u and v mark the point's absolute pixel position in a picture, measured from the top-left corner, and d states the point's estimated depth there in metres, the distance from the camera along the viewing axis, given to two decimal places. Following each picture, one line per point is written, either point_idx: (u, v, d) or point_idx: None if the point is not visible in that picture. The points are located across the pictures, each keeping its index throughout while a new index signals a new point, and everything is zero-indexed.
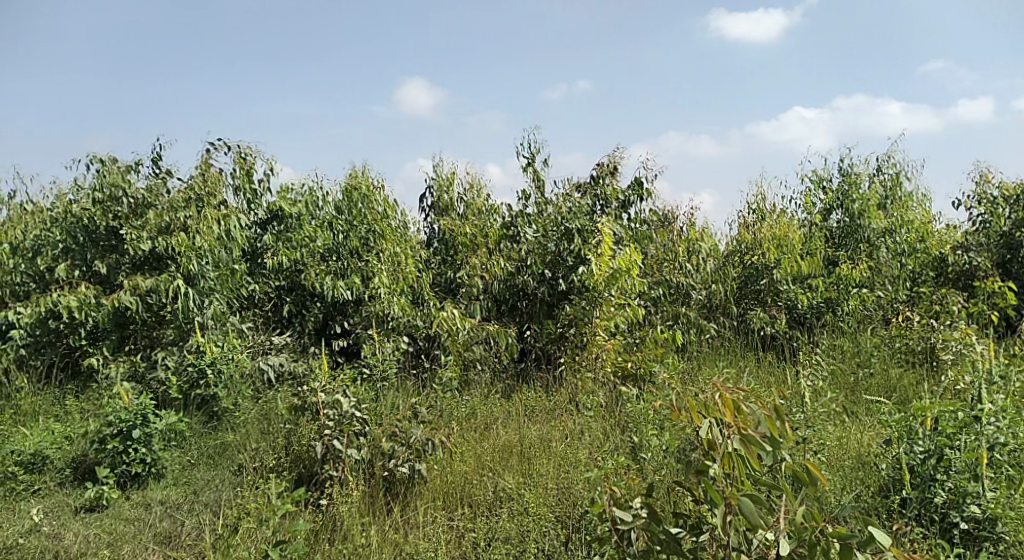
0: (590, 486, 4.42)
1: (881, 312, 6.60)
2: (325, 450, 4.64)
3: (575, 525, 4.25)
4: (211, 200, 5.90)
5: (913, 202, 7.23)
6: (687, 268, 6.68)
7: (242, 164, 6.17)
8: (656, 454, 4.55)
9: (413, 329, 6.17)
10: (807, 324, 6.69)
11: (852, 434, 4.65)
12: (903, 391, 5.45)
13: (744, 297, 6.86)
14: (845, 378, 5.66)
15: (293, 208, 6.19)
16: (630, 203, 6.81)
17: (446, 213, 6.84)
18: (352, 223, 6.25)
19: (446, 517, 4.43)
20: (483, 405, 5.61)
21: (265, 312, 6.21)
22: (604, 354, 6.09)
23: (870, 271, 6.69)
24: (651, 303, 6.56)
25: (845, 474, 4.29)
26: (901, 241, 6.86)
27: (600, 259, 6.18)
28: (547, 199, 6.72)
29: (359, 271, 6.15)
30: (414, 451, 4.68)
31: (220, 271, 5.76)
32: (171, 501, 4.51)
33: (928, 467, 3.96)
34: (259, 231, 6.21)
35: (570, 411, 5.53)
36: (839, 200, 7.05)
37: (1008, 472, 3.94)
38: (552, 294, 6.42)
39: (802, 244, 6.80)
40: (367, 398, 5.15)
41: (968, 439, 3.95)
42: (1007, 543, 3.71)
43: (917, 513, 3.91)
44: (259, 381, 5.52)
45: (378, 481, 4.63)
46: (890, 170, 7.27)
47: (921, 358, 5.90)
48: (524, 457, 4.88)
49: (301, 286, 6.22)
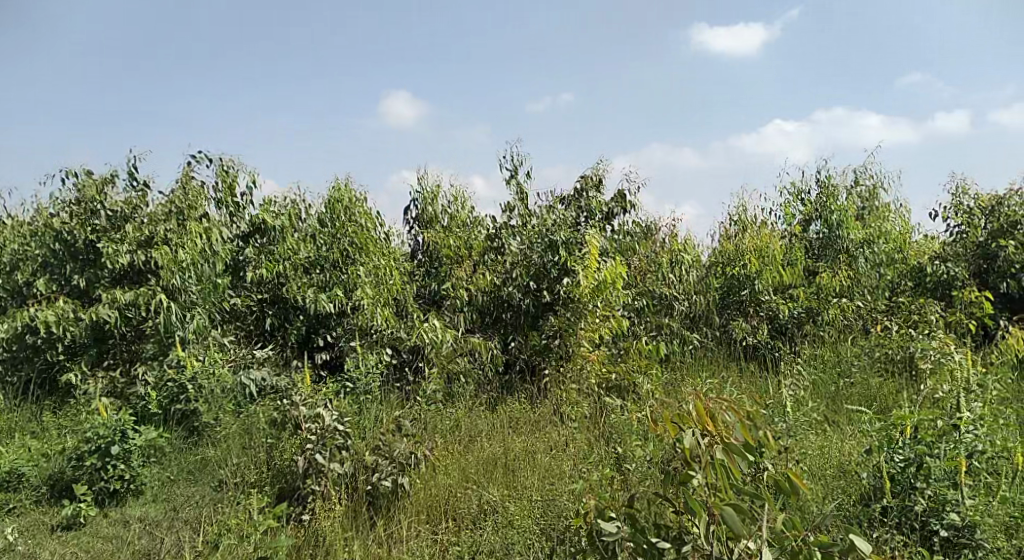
0: (575, 499, 4.39)
1: (860, 322, 6.63)
2: (307, 465, 4.59)
3: (559, 537, 4.19)
4: (192, 213, 5.86)
5: (891, 212, 7.26)
6: (671, 278, 6.75)
7: (223, 177, 6.14)
8: (640, 465, 4.56)
9: (396, 342, 6.15)
10: (787, 333, 6.73)
11: (833, 443, 4.63)
12: (883, 400, 5.47)
13: (726, 308, 6.88)
14: (826, 388, 5.70)
15: (276, 221, 6.13)
16: (614, 214, 6.85)
17: (430, 225, 6.83)
18: (334, 235, 6.24)
19: (430, 531, 4.43)
20: (466, 417, 5.62)
21: (247, 325, 6.16)
22: (589, 365, 6.05)
23: (849, 280, 6.75)
24: (634, 314, 6.58)
25: (826, 482, 4.29)
26: (880, 252, 6.91)
27: (586, 270, 6.17)
28: (530, 211, 6.75)
29: (341, 283, 6.13)
30: (398, 465, 4.67)
31: (203, 285, 5.73)
32: (149, 518, 4.45)
33: (908, 475, 4.00)
34: (241, 243, 6.17)
35: (555, 423, 5.54)
36: (818, 212, 7.13)
37: (986, 480, 3.98)
38: (537, 306, 6.42)
39: (784, 254, 6.85)
40: (350, 412, 5.17)
41: (949, 447, 4.00)
42: (986, 550, 3.72)
43: (898, 521, 3.92)
44: (240, 395, 5.45)
45: (361, 495, 4.59)
46: (868, 181, 7.33)
47: (900, 367, 5.87)
48: (509, 470, 4.88)
49: (283, 299, 6.18)
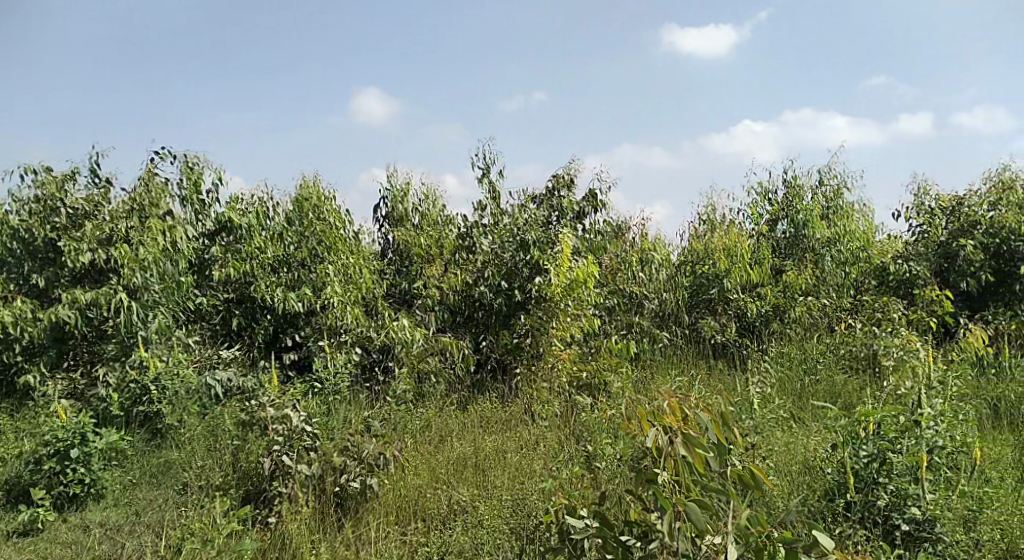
0: (545, 497, 4.38)
1: (825, 320, 6.65)
2: (274, 467, 4.55)
3: (529, 536, 4.18)
4: (154, 210, 5.76)
5: (854, 212, 7.35)
6: (641, 277, 6.78)
7: (188, 174, 6.04)
8: (610, 463, 4.58)
9: (366, 341, 6.12)
10: (756, 331, 6.77)
11: (799, 440, 4.66)
12: (847, 397, 5.54)
13: (695, 307, 6.95)
14: (792, 385, 5.77)
15: (242, 219, 6.02)
16: (585, 214, 6.83)
17: (400, 223, 6.80)
18: (303, 234, 6.19)
19: (399, 532, 4.41)
20: (437, 417, 5.61)
21: (213, 325, 6.08)
22: (561, 362, 6.06)
23: (815, 279, 6.83)
24: (604, 313, 6.62)
25: (792, 478, 4.33)
26: (844, 251, 7.02)
27: (558, 268, 6.18)
28: (502, 209, 6.78)
29: (310, 282, 6.09)
30: (367, 465, 4.63)
31: (166, 284, 5.62)
32: (110, 522, 4.37)
33: (871, 470, 4.03)
34: (207, 242, 6.05)
35: (526, 422, 5.54)
36: (785, 211, 7.23)
37: (946, 474, 4.03)
38: (509, 304, 6.39)
39: (751, 253, 6.91)
40: (318, 412, 5.16)
41: (911, 443, 4.05)
42: (946, 543, 3.78)
43: (861, 516, 3.97)
44: (205, 397, 5.38)
45: (329, 497, 4.57)
46: (832, 181, 7.40)
47: (864, 364, 5.91)
48: (479, 469, 4.87)
49: (250, 299, 6.10)
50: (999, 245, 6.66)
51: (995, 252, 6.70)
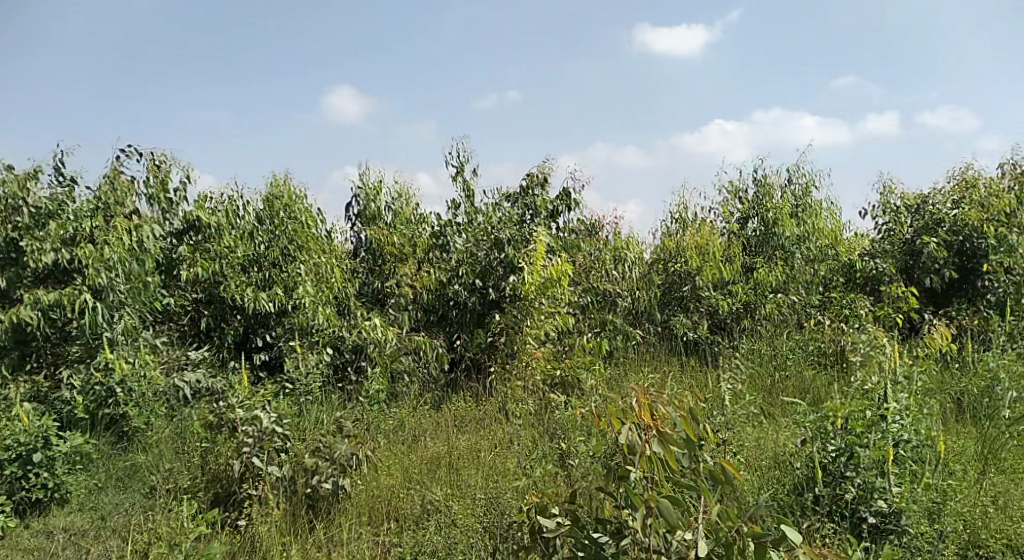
0: (519, 496, 4.37)
1: (795, 316, 6.69)
2: (244, 469, 4.50)
3: (502, 535, 4.16)
4: (120, 209, 5.68)
5: (823, 210, 7.39)
6: (614, 275, 6.81)
7: (155, 172, 5.91)
8: (584, 460, 4.56)
9: (338, 341, 6.07)
10: (728, 328, 6.82)
11: (770, 435, 4.68)
12: (817, 392, 5.59)
13: (667, 304, 6.95)
14: (762, 381, 5.81)
15: (212, 218, 5.94)
16: (559, 212, 6.82)
17: (372, 222, 6.75)
18: (273, 233, 6.10)
19: (371, 533, 4.38)
20: (410, 417, 5.58)
21: (181, 326, 6.02)
22: (534, 361, 6.04)
23: (785, 277, 6.86)
24: (579, 311, 6.61)
25: (762, 473, 4.35)
26: (813, 248, 7.08)
27: (532, 267, 6.14)
28: (476, 208, 6.74)
29: (282, 281, 6.03)
30: (338, 466, 4.59)
31: (131, 283, 5.50)
32: (74, 528, 4.30)
33: (839, 464, 4.07)
34: (174, 241, 5.94)
35: (500, 420, 5.53)
36: (754, 209, 7.27)
37: (912, 467, 4.07)
38: (482, 303, 6.40)
39: (722, 251, 6.95)
40: (290, 414, 5.10)
41: (877, 437, 4.08)
42: (911, 535, 3.84)
43: (829, 509, 4.01)
44: (173, 399, 5.37)
45: (300, 499, 4.52)
46: (801, 180, 7.44)
47: (832, 360, 6.04)
48: (452, 469, 4.85)
49: (220, 299, 6.01)
50: (963, 242, 6.73)
51: (959, 249, 6.77)
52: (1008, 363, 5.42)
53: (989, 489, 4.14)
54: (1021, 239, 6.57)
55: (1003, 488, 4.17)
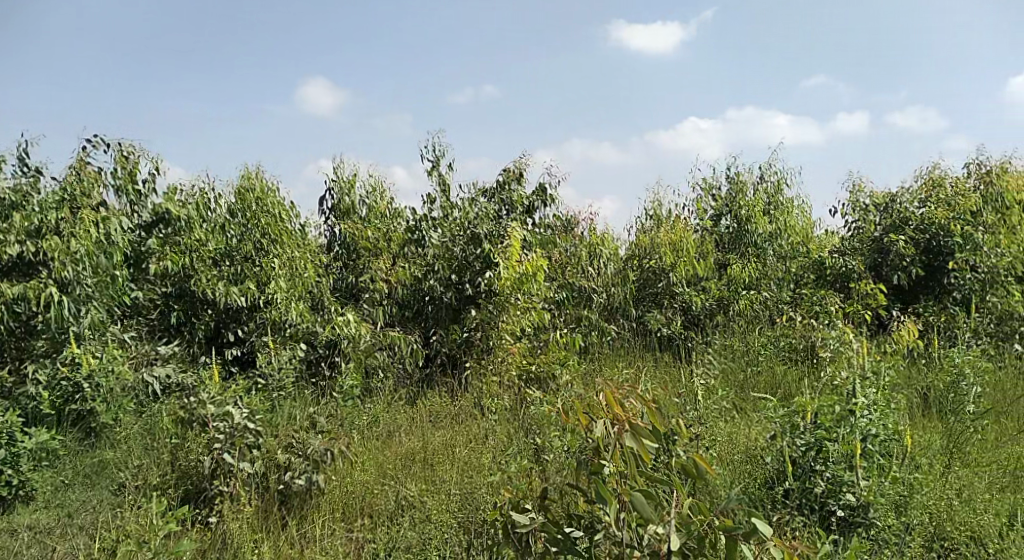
0: (494, 491, 4.39)
1: (767, 312, 6.72)
2: (215, 465, 4.45)
3: (476, 530, 4.17)
4: (86, 200, 5.57)
5: (794, 207, 7.45)
6: (590, 271, 6.78)
7: (123, 164, 5.81)
8: (558, 455, 4.56)
9: (312, 336, 6.05)
10: (701, 324, 6.86)
11: (742, 431, 4.72)
12: (787, 387, 5.64)
13: (642, 300, 7.00)
14: (735, 375, 5.85)
15: (182, 212, 5.88)
16: (535, 208, 6.82)
17: (347, 216, 6.71)
18: (246, 226, 6.06)
19: (345, 529, 4.36)
20: (385, 412, 5.56)
21: (150, 320, 5.94)
22: (510, 357, 6.06)
23: (759, 273, 6.91)
24: (555, 306, 6.61)
25: (734, 468, 4.39)
26: (785, 245, 7.14)
27: (508, 262, 6.14)
28: (452, 203, 6.72)
29: (254, 276, 5.95)
30: (311, 462, 4.55)
31: (99, 277, 5.39)
32: (40, 525, 4.25)
33: (808, 458, 4.11)
34: (143, 234, 5.85)
35: (475, 416, 5.53)
36: (728, 207, 7.33)
37: (879, 461, 4.11)
38: (458, 298, 6.36)
39: (696, 248, 6.98)
40: (261, 409, 5.06)
41: (846, 432, 4.12)
42: (878, 527, 3.89)
43: (799, 502, 4.05)
44: (142, 394, 5.37)
45: (272, 495, 4.49)
46: (773, 177, 7.49)
47: (803, 355, 6.05)
48: (427, 464, 4.85)
49: (190, 293, 5.94)
50: (929, 239, 6.80)
51: (926, 247, 6.83)
52: (973, 359, 5.46)
53: (953, 483, 4.19)
54: (986, 237, 6.66)
55: (967, 481, 4.23)
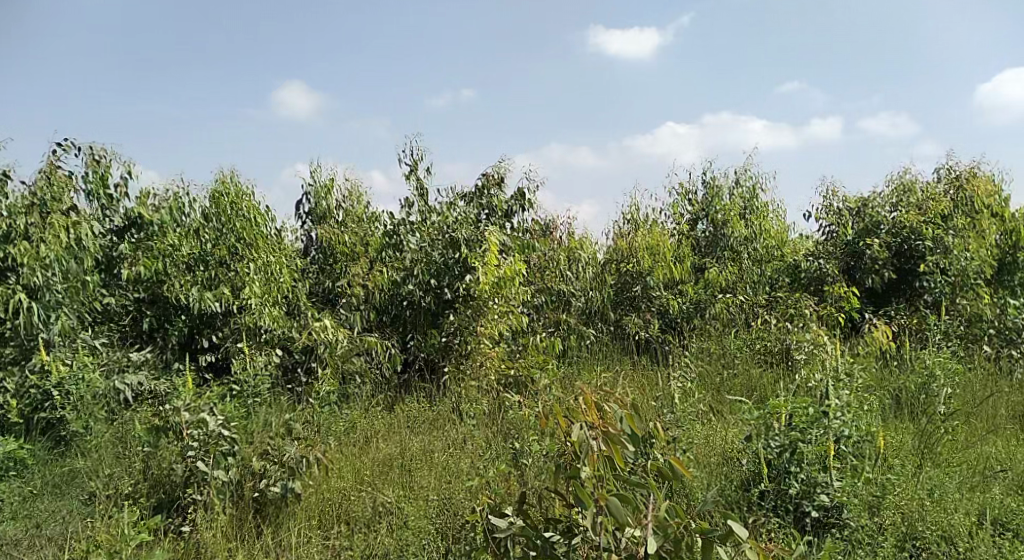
0: (472, 495, 4.37)
1: (743, 315, 6.71)
2: (188, 474, 4.42)
3: (455, 536, 4.13)
4: (57, 205, 5.42)
5: (769, 211, 7.49)
6: (568, 276, 6.79)
7: (95, 167, 5.70)
8: (537, 459, 4.54)
9: (288, 342, 6.02)
10: (678, 327, 6.87)
11: (718, 433, 4.73)
12: (763, 389, 5.67)
13: (619, 304, 6.98)
14: (712, 378, 5.87)
15: (155, 216, 5.80)
16: (513, 212, 6.80)
17: (324, 220, 6.68)
18: (220, 231, 5.97)
19: (321, 536, 4.29)
20: (363, 418, 5.52)
21: (122, 326, 5.85)
22: (489, 361, 6.02)
23: (735, 276, 6.96)
24: (533, 311, 6.61)
25: (711, 470, 4.40)
26: (760, 248, 7.18)
27: (486, 267, 6.13)
28: (430, 207, 6.66)
29: (228, 280, 5.91)
30: (287, 469, 4.50)
31: (69, 282, 5.31)
32: (7, 537, 4.14)
33: (783, 460, 4.13)
34: (115, 239, 5.77)
35: (453, 421, 5.51)
36: (704, 211, 7.36)
37: (852, 462, 4.16)
38: (437, 303, 6.38)
39: (673, 252, 7.02)
40: (236, 416, 4.96)
41: (819, 433, 4.15)
42: (852, 528, 3.90)
43: (774, 504, 4.07)
44: (113, 401, 5.27)
45: (247, 503, 4.44)
46: (748, 182, 7.53)
47: (778, 358, 6.11)
48: (405, 470, 4.81)
49: (163, 298, 5.90)
50: (900, 244, 6.88)
51: (897, 250, 6.92)
52: (944, 360, 5.52)
53: (924, 483, 4.23)
54: (955, 240, 6.71)
55: (939, 481, 4.27)
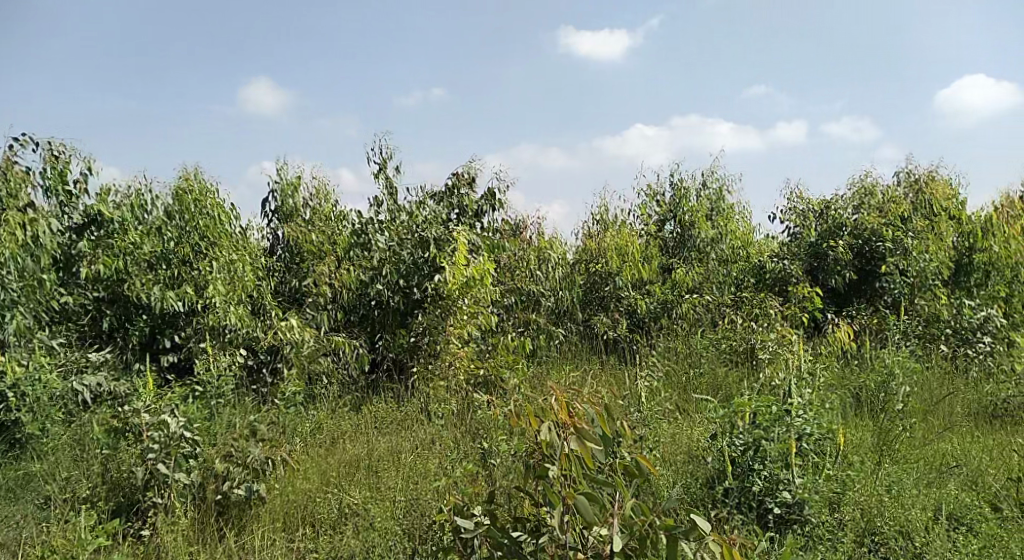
0: (439, 496, 4.34)
1: (709, 315, 6.75)
2: (148, 476, 4.31)
3: (422, 536, 4.09)
4: (13, 202, 5.30)
5: (735, 213, 7.53)
6: (538, 276, 6.76)
7: (53, 163, 5.57)
8: (505, 459, 4.52)
9: (252, 342, 5.93)
10: (645, 327, 6.85)
11: (684, 432, 4.74)
12: (728, 388, 5.70)
13: (588, 304, 6.99)
14: (678, 377, 5.88)
15: (115, 213, 5.71)
16: (483, 212, 6.77)
17: (290, 219, 6.60)
18: (183, 229, 5.89)
19: (285, 539, 4.22)
20: (329, 419, 5.46)
21: (80, 326, 5.72)
22: (457, 361, 5.98)
23: (701, 276, 6.99)
24: (503, 311, 6.60)
25: (677, 468, 4.40)
26: (726, 249, 7.22)
27: (454, 267, 6.08)
28: (399, 205, 6.58)
29: (191, 279, 5.80)
30: (251, 471, 4.42)
31: (25, 281, 5.17)
32: None
33: (747, 457, 4.14)
34: (74, 236, 5.64)
35: (421, 421, 5.46)
36: (672, 212, 7.38)
37: (813, 460, 4.19)
38: (405, 302, 6.30)
39: (641, 252, 7.04)
40: (199, 417, 4.89)
41: (782, 431, 4.17)
42: (813, 524, 3.93)
43: (737, 501, 4.06)
44: (71, 403, 5.16)
45: (210, 505, 4.34)
46: (715, 184, 7.56)
47: (743, 357, 6.14)
48: (372, 471, 4.77)
49: (123, 297, 5.78)
50: (862, 244, 6.96)
51: (858, 251, 7.00)
52: (904, 359, 5.57)
53: (884, 480, 4.26)
54: (914, 241, 6.79)
55: (898, 477, 4.29)
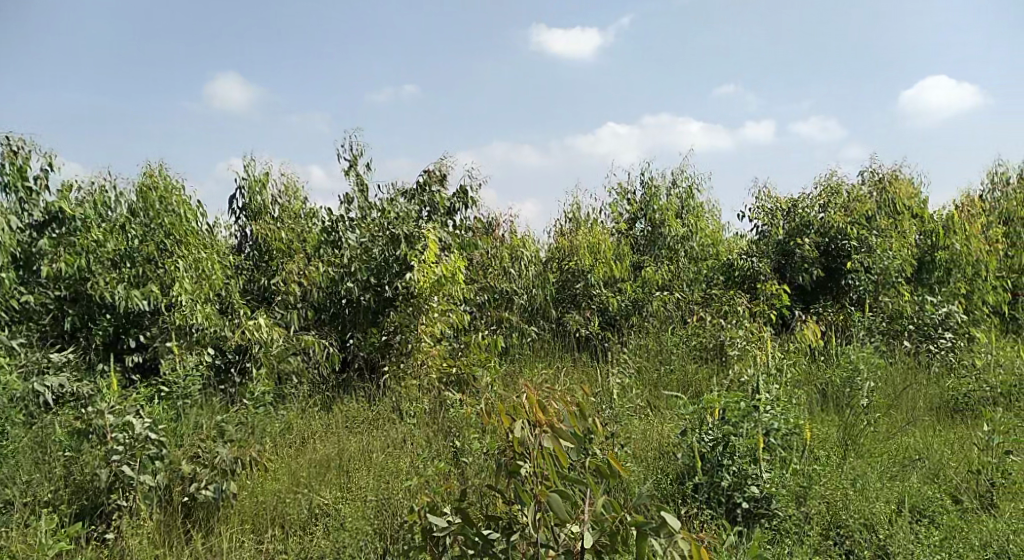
0: (411, 495, 4.31)
1: (679, 312, 6.75)
2: (113, 478, 4.24)
3: (392, 536, 4.09)
4: None
5: (705, 211, 7.59)
6: (511, 274, 6.75)
7: (12, 159, 5.45)
8: (476, 458, 4.53)
9: (220, 341, 5.83)
10: (617, 324, 6.88)
11: (655, 428, 4.76)
12: (699, 384, 5.76)
13: (561, 301, 7.01)
14: (648, 374, 5.93)
15: (78, 210, 5.58)
16: (454, 210, 6.75)
17: (258, 216, 6.52)
18: (148, 227, 5.80)
19: (254, 541, 4.18)
20: (299, 419, 5.41)
21: (42, 326, 5.61)
22: (429, 360, 5.96)
23: (671, 275, 7.02)
24: (476, 309, 6.57)
25: (647, 464, 4.44)
26: (695, 246, 7.28)
27: (424, 266, 6.03)
28: (370, 203, 6.55)
29: (157, 279, 5.73)
30: (219, 471, 4.35)
31: None
32: None
33: (716, 453, 4.18)
34: (35, 234, 5.53)
35: (392, 420, 5.43)
36: (642, 210, 7.39)
37: (780, 454, 4.21)
38: (376, 301, 6.25)
39: (613, 250, 7.05)
40: (165, 418, 4.83)
41: (749, 426, 4.21)
42: (780, 518, 3.96)
43: (707, 496, 4.09)
44: (32, 404, 5.05)
45: (176, 507, 4.30)
46: (684, 182, 7.61)
47: (712, 354, 6.15)
48: (343, 471, 4.74)
49: (86, 296, 5.67)
50: (828, 243, 7.05)
51: (825, 250, 7.10)
52: (869, 354, 5.58)
53: (849, 474, 4.31)
54: (879, 240, 6.87)
55: (861, 471, 4.35)
